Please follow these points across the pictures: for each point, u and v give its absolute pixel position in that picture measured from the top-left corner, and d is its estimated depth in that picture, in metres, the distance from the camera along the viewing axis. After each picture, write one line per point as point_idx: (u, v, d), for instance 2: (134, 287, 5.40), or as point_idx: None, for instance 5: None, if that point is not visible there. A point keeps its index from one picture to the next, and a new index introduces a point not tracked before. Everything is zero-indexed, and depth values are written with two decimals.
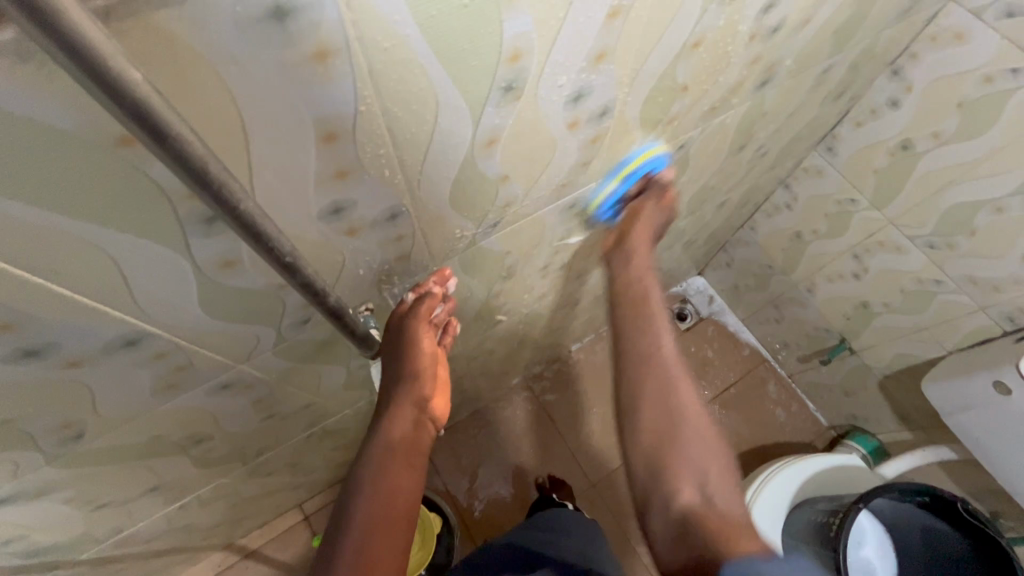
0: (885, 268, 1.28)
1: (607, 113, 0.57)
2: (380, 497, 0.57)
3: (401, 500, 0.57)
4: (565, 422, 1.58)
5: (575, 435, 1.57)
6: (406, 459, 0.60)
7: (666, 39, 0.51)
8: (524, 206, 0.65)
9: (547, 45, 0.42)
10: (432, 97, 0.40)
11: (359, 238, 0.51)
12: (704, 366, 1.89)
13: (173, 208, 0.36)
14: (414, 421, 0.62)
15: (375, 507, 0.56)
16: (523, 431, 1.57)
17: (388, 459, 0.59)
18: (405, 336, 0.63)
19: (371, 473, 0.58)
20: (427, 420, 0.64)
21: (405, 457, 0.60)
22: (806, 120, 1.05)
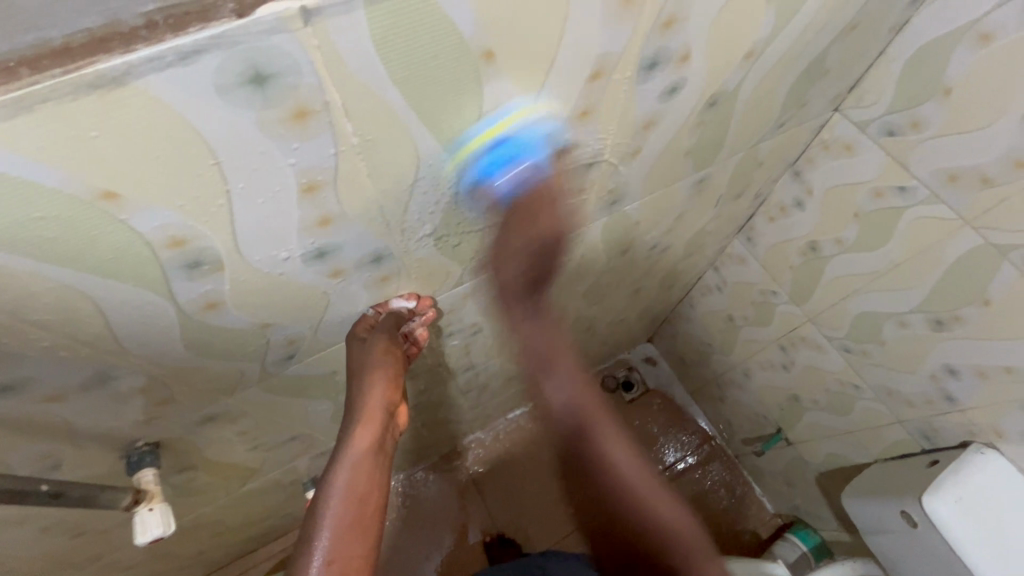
0: (809, 365, 1.21)
1: (383, 257, 0.52)
2: (352, 504, 0.52)
3: (372, 500, 0.54)
4: (497, 496, 1.50)
5: (506, 511, 1.48)
6: (377, 475, 0.55)
7: (423, 195, 0.47)
8: (323, 338, 0.60)
9: (223, 225, 0.37)
10: (68, 289, 0.35)
11: (70, 401, 0.46)
12: (649, 441, 1.76)
13: None
14: (380, 425, 0.58)
15: (350, 517, 0.52)
16: (449, 504, 1.48)
17: (356, 472, 0.54)
18: (377, 350, 0.59)
19: (343, 483, 0.53)
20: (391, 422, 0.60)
21: (374, 457, 0.56)
22: (707, 218, 0.99)
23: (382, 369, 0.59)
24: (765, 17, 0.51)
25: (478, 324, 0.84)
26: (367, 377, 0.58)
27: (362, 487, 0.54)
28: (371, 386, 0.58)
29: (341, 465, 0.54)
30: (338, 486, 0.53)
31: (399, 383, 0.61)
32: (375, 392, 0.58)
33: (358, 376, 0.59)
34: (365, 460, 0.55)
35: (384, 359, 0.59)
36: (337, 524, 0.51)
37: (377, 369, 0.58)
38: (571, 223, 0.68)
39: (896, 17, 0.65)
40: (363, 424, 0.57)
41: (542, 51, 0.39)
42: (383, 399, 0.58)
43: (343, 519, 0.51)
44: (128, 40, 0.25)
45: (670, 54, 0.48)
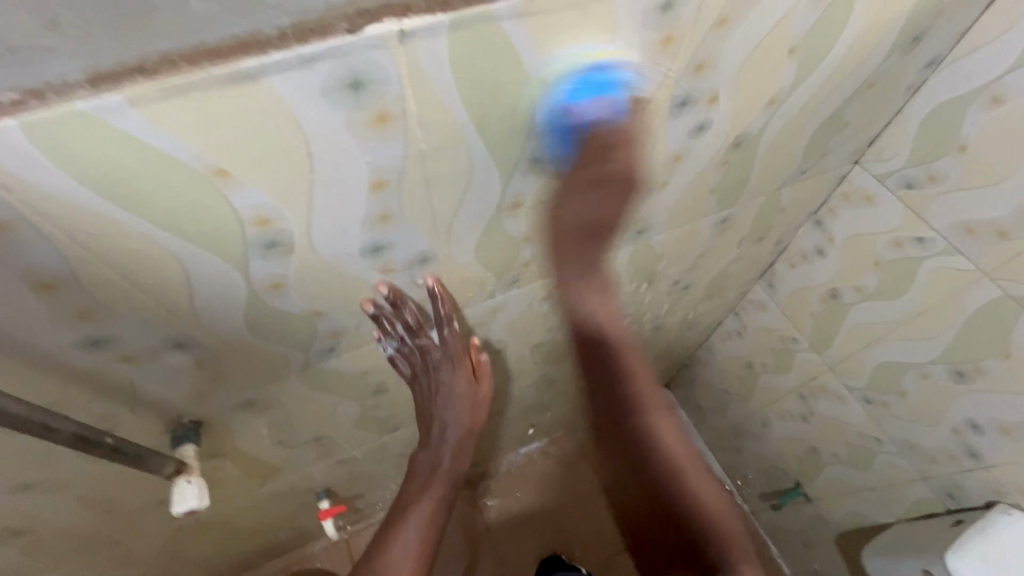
0: (829, 416, 1.20)
1: (428, 259, 0.57)
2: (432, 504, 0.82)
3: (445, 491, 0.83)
4: (502, 532, 1.46)
5: (511, 547, 1.44)
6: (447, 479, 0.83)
7: (470, 203, 0.52)
8: (362, 334, 0.65)
9: (302, 210, 0.43)
10: (167, 254, 0.41)
11: (139, 364, 0.51)
12: None
13: None
14: (457, 444, 0.82)
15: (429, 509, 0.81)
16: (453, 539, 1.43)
17: (441, 476, 0.83)
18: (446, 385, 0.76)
19: (429, 490, 0.82)
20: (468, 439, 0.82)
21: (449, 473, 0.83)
22: (729, 260, 1.03)
23: (457, 400, 0.77)
24: (787, 69, 0.56)
25: (503, 342, 0.88)
26: (443, 407, 0.78)
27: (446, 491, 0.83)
28: (465, 414, 0.79)
29: (432, 487, 0.82)
30: (433, 485, 0.82)
31: (473, 409, 0.79)
32: (467, 425, 0.80)
33: (454, 402, 0.77)
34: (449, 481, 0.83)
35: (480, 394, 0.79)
36: (428, 504, 0.81)
37: (472, 407, 0.79)
38: (600, 246, 0.73)
39: (911, 79, 0.70)
40: (454, 454, 0.83)
41: (588, 82, 0.45)
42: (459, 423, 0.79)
43: (431, 510, 0.81)
44: (264, 46, 0.32)
45: (699, 94, 0.53)
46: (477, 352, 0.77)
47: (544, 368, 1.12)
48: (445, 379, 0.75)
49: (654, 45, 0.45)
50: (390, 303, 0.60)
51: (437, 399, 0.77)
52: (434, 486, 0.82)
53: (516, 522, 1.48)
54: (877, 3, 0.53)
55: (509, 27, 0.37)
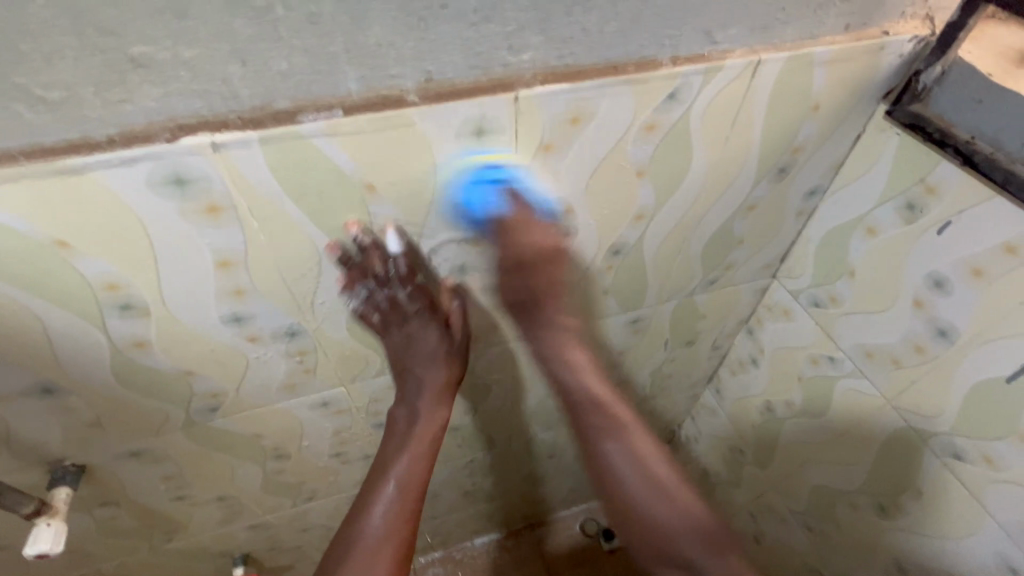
0: (777, 541, 1.11)
1: (296, 332, 0.62)
2: (412, 467, 0.68)
3: (426, 457, 0.69)
4: None
5: None
6: (429, 445, 0.69)
7: (327, 285, 0.57)
8: (243, 397, 0.68)
9: (150, 280, 0.49)
10: (24, 307, 0.47)
11: (12, 403, 0.56)
12: None
13: None
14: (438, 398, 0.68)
15: (410, 478, 0.67)
16: None
17: (422, 441, 0.69)
18: (420, 335, 0.64)
19: (405, 457, 0.68)
20: (447, 400, 0.69)
21: (429, 439, 0.69)
22: (660, 361, 1.02)
23: (428, 357, 0.66)
24: (642, 189, 0.61)
25: None
26: (417, 358, 0.66)
27: (425, 455, 0.69)
28: (439, 370, 0.67)
29: (409, 449, 0.68)
30: (405, 454, 0.68)
31: (453, 361, 0.68)
32: (446, 377, 0.68)
33: (428, 363, 0.66)
34: (428, 447, 0.69)
35: (458, 350, 0.68)
36: (403, 473, 0.67)
37: (450, 355, 0.67)
38: (492, 335, 0.76)
39: (797, 204, 0.74)
40: (433, 407, 0.69)
41: (420, 191, 0.51)
42: (436, 378, 0.67)
43: (411, 476, 0.67)
44: (92, 148, 0.39)
45: (550, 206, 0.59)
46: (450, 298, 0.64)
47: (472, 452, 1.10)
48: (416, 324, 0.63)
49: (479, 163, 0.51)
50: (358, 248, 0.54)
51: (411, 356, 0.66)
52: (415, 445, 0.68)
53: None
54: (718, 138, 0.59)
55: (322, 143, 0.44)
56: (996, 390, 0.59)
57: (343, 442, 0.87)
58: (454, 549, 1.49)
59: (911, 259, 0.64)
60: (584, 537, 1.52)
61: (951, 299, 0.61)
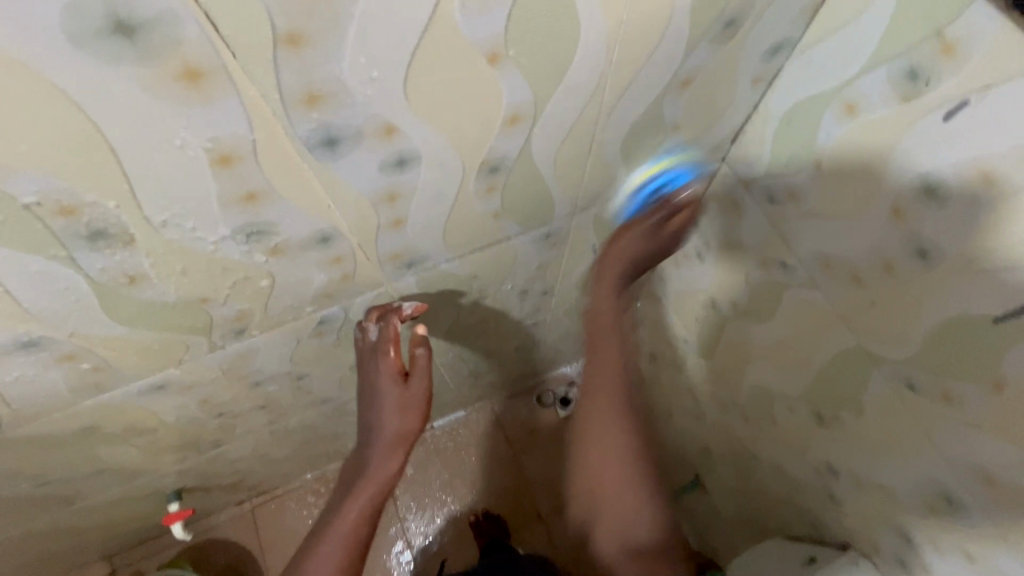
0: (717, 422, 1.09)
1: (39, 342, 0.44)
2: (354, 525, 0.64)
3: (376, 503, 0.65)
4: (506, 464, 1.47)
5: (512, 477, 1.47)
6: (373, 499, 0.64)
7: (31, 290, 0.38)
8: (26, 409, 0.52)
9: None
10: None
11: None
12: None
13: None
14: (390, 448, 0.64)
15: (349, 536, 0.63)
16: (460, 467, 1.47)
17: (370, 489, 0.64)
18: (375, 368, 0.63)
19: (348, 511, 0.64)
20: (403, 446, 0.65)
21: (374, 491, 0.64)
22: (591, 264, 0.87)
23: (379, 397, 0.63)
24: (506, 80, 0.39)
25: (294, 371, 0.75)
26: (370, 402, 0.64)
27: (361, 517, 0.64)
28: (391, 419, 0.63)
29: (353, 497, 0.64)
30: (346, 509, 0.64)
31: (406, 409, 0.63)
32: (398, 429, 0.63)
33: (382, 410, 0.63)
34: (369, 498, 0.64)
35: (412, 405, 0.63)
36: (343, 528, 0.63)
37: (405, 405, 0.63)
38: (353, 286, 0.58)
39: (754, 67, 0.52)
40: (384, 458, 0.65)
41: (83, 144, 0.29)
42: (391, 424, 0.63)
43: (349, 544, 0.63)
44: None
45: (355, 129, 0.36)
46: (415, 345, 0.62)
47: None
48: (373, 374, 0.63)
49: (166, 82, 0.28)
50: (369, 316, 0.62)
51: (367, 405, 0.64)
52: (352, 499, 0.64)
53: (520, 456, 1.48)
54: None
55: None
56: (974, 328, 0.46)
57: (219, 404, 0.75)
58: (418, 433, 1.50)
59: (901, 150, 0.45)
60: (541, 407, 1.52)
61: (943, 213, 0.44)
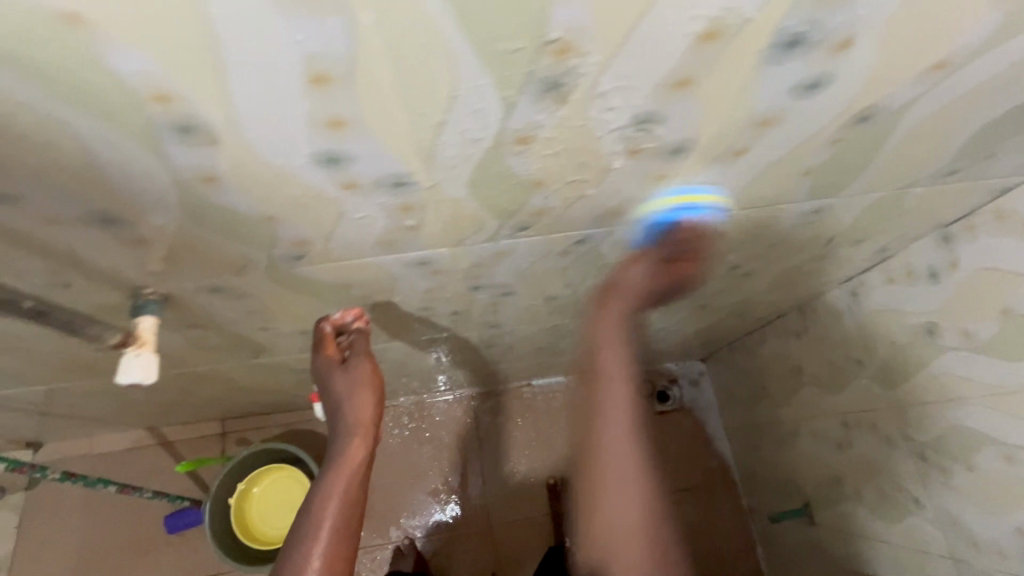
0: (868, 454, 1.05)
1: (406, 185, 0.46)
2: (344, 502, 0.66)
3: (357, 476, 0.68)
4: None
5: None
6: (359, 476, 0.68)
7: (455, 128, 0.40)
8: (333, 249, 0.56)
9: (213, 93, 0.33)
10: (50, 118, 0.33)
11: (71, 231, 0.46)
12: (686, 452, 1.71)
13: None
14: (363, 428, 0.69)
15: (339, 512, 0.65)
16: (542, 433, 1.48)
17: (352, 464, 0.67)
18: (328, 359, 0.72)
19: (332, 491, 0.66)
20: (373, 424, 0.71)
21: (351, 471, 0.67)
22: (810, 257, 0.84)
23: (349, 386, 0.70)
24: (983, 19, 0.37)
25: (511, 285, 0.77)
26: (341, 392, 0.70)
27: (352, 494, 0.67)
28: (362, 397, 0.70)
29: (333, 484, 0.66)
30: (330, 492, 0.66)
31: (373, 391, 0.71)
32: (369, 404, 0.70)
33: (354, 391, 0.70)
34: (352, 480, 0.67)
35: (371, 383, 0.71)
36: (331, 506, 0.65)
37: (372, 383, 0.71)
38: (639, 211, 0.59)
39: None
40: (353, 439, 0.69)
41: None
42: (364, 406, 0.70)
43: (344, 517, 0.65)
44: None
45: (824, 36, 0.36)
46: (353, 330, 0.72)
47: (561, 319, 1.03)
48: (326, 375, 0.72)
49: None
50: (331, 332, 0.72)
51: (334, 398, 0.71)
52: (334, 482, 0.66)
53: None
54: None
55: None
56: None
57: (435, 298, 0.78)
58: (518, 388, 1.54)
59: None
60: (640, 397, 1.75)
61: None
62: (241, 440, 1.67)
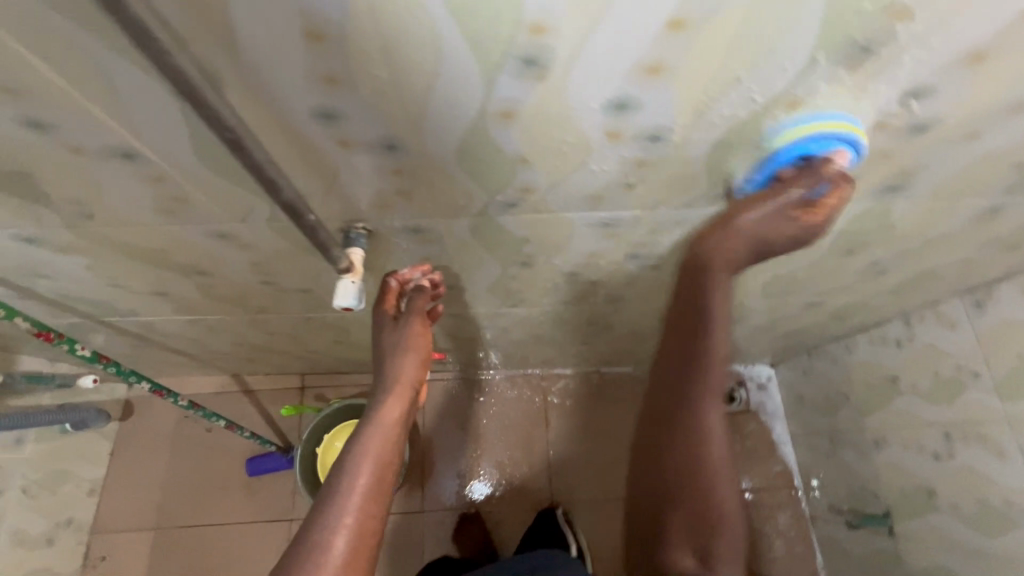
0: (972, 467, 1.06)
1: (660, 139, 0.50)
2: (379, 463, 0.64)
3: (394, 437, 0.67)
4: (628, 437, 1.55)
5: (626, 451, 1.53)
6: (396, 438, 0.67)
7: (744, 85, 0.43)
8: (548, 199, 0.60)
9: (583, 30, 0.37)
10: (435, 42, 0.37)
11: (354, 154, 0.50)
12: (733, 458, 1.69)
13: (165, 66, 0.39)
14: (405, 393, 0.70)
15: (374, 473, 0.63)
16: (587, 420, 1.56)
17: (390, 427, 0.67)
18: (382, 318, 0.75)
19: (366, 451, 0.64)
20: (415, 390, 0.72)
21: (389, 433, 0.66)
22: (954, 261, 0.86)
23: (399, 347, 0.72)
24: None
25: (663, 258, 0.81)
26: (391, 351, 0.72)
27: (386, 459, 0.65)
28: (408, 359, 0.71)
29: (369, 442, 0.65)
30: (366, 449, 0.64)
31: (420, 357, 0.73)
32: (414, 369, 0.72)
33: (402, 354, 0.71)
34: (386, 443, 0.66)
35: (420, 343, 0.73)
36: (365, 465, 0.63)
37: (418, 346, 0.73)
38: None
39: None
40: (392, 401, 0.69)
41: None
42: (410, 372, 0.71)
43: (377, 478, 0.63)
44: None
45: None
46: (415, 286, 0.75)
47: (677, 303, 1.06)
48: (378, 330, 0.74)
49: None
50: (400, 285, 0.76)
51: (382, 355, 0.73)
52: (367, 441, 0.65)
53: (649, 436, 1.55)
54: None
55: None
56: None
57: (589, 265, 0.82)
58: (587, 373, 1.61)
59: None
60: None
61: None
62: (319, 395, 1.72)
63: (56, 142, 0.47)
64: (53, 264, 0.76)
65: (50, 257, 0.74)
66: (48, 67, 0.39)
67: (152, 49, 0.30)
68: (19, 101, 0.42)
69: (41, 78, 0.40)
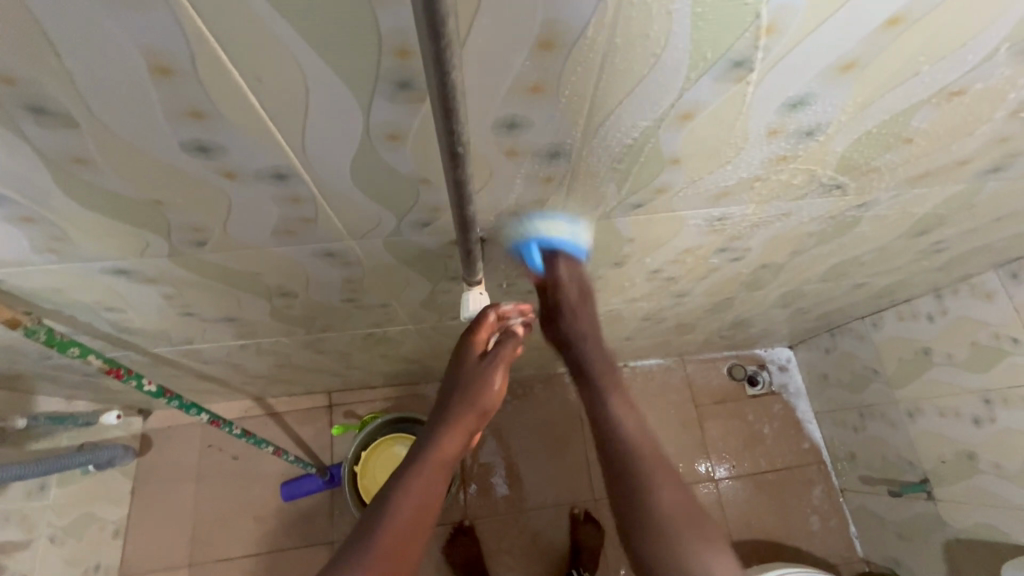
0: (1016, 428, 1.13)
1: (813, 133, 0.51)
2: (424, 501, 0.68)
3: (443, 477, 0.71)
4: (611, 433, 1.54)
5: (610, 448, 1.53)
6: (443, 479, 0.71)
7: (921, 78, 0.45)
8: (676, 198, 0.61)
9: (809, 28, 0.37)
10: (663, 46, 0.37)
11: (515, 162, 0.49)
12: (754, 440, 1.73)
13: (375, 82, 0.37)
14: (461, 440, 0.73)
15: (419, 508, 0.67)
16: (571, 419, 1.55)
17: (440, 467, 0.71)
18: (468, 352, 0.73)
19: (415, 487, 0.68)
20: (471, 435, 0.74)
21: (438, 473, 0.70)
22: (1008, 236, 0.91)
23: (470, 393, 0.72)
24: None
25: (749, 249, 0.82)
26: (464, 395, 0.72)
27: (430, 498, 0.69)
28: (473, 409, 0.73)
29: (418, 476, 0.69)
30: (414, 485, 0.68)
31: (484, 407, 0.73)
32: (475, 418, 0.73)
33: (468, 400, 0.72)
34: (433, 482, 0.69)
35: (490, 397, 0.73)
36: (411, 499, 0.67)
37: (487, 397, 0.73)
38: (944, 175, 0.64)
39: None
40: (445, 443, 0.72)
41: None
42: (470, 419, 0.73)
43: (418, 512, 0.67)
44: None
45: None
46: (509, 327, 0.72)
47: (736, 293, 1.08)
48: (458, 361, 0.73)
49: None
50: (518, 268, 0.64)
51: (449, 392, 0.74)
52: (416, 475, 0.69)
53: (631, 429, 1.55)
54: None
55: None
56: None
57: (676, 261, 0.82)
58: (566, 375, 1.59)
59: None
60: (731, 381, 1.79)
61: None
62: (347, 412, 1.66)
63: (216, 167, 0.45)
64: (130, 295, 0.71)
65: (130, 288, 0.69)
66: (249, 87, 0.36)
67: (443, 65, 0.29)
68: (199, 124, 0.39)
69: (237, 98, 0.37)
